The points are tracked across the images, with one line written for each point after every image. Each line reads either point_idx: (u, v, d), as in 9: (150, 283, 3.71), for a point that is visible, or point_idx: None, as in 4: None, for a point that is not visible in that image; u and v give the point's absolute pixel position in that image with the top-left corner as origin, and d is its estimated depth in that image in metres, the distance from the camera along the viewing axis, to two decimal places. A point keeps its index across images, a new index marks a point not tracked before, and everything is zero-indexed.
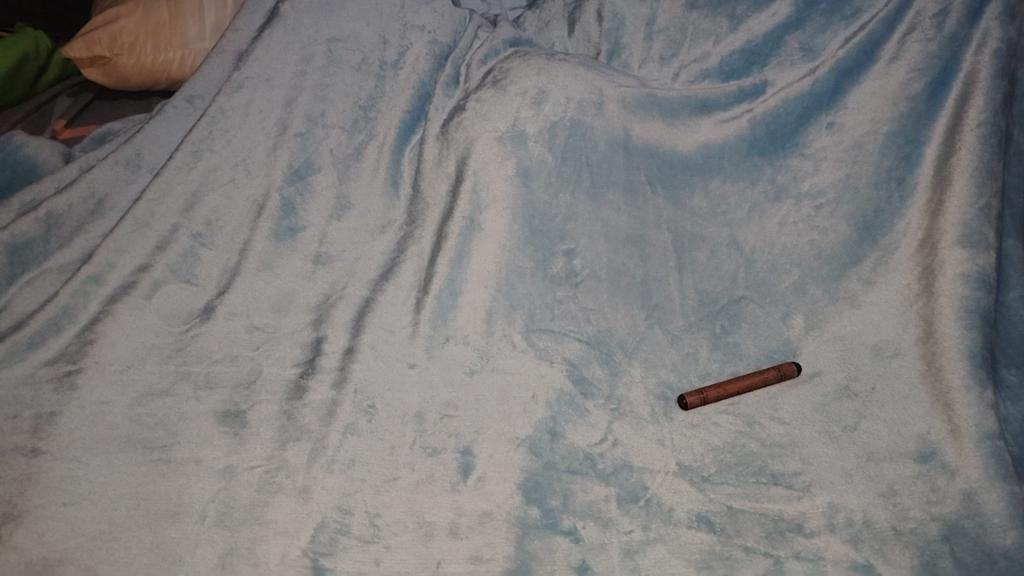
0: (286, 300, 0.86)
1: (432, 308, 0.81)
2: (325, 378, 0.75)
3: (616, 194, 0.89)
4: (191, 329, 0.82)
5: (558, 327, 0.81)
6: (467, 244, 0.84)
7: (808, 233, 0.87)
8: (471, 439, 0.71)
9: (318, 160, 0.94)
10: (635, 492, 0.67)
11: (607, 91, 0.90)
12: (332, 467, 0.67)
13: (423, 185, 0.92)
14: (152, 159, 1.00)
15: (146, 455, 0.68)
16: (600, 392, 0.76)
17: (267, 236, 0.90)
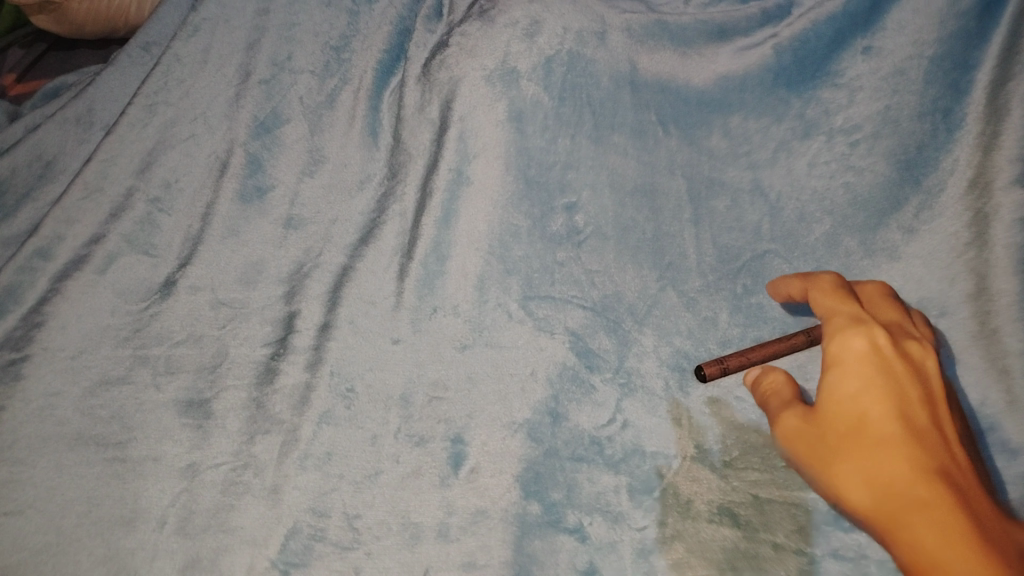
0: (254, 270, 0.77)
1: (417, 275, 0.73)
2: (297, 360, 0.68)
3: (623, 137, 0.78)
4: (150, 307, 0.73)
5: (558, 292, 0.72)
6: (454, 200, 0.75)
7: (843, 174, 0.76)
8: (463, 424, 0.63)
9: (287, 109, 0.83)
10: (649, 482, 0.59)
11: (610, 19, 0.79)
12: (306, 463, 0.60)
13: (404, 133, 0.81)
14: (106, 115, 0.90)
15: (99, 453, 0.61)
16: (608, 365, 0.67)
17: (232, 197, 0.80)
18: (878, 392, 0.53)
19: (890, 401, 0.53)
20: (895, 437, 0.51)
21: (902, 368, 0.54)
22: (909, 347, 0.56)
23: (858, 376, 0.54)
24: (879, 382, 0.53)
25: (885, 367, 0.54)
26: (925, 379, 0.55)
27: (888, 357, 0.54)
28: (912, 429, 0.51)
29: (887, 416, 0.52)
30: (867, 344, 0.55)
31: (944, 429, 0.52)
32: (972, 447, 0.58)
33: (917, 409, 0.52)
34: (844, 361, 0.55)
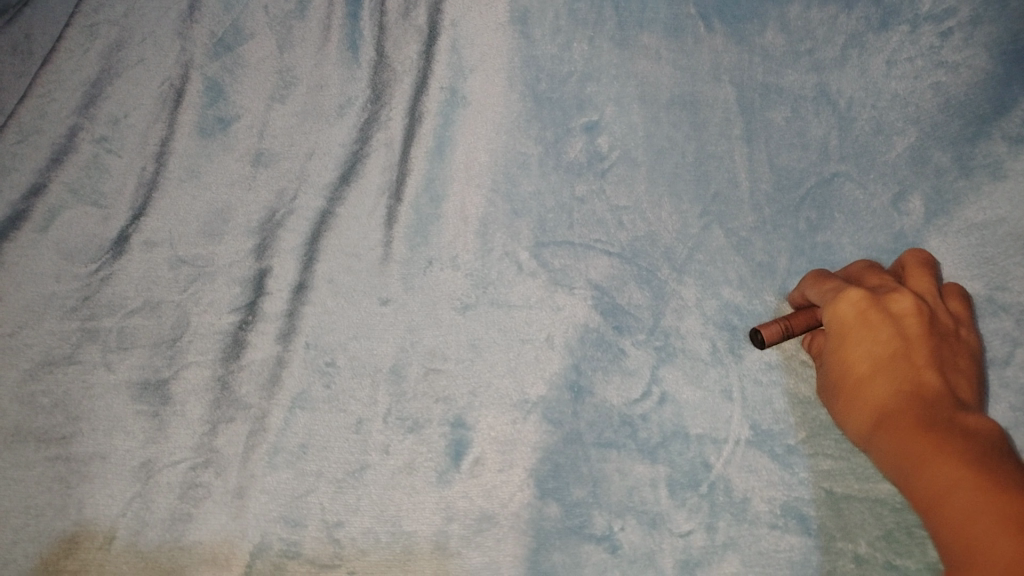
0: (220, 220, 0.64)
1: (408, 220, 0.61)
2: (269, 330, 0.57)
3: (654, 36, 0.64)
4: (101, 269, 0.62)
5: (578, 237, 0.59)
6: (450, 125, 0.64)
7: (931, 73, 0.61)
8: (465, 405, 0.52)
9: (249, 21, 0.69)
10: (694, 475, 0.48)
11: None
12: (275, 462, 0.50)
13: (389, 46, 0.66)
14: (45, 40, 0.76)
15: (39, 451, 0.52)
16: (641, 325, 0.55)
17: (190, 131, 0.67)
18: (858, 342, 0.48)
19: (868, 344, 0.47)
20: (870, 378, 0.46)
21: (881, 308, 0.48)
22: (890, 297, 0.49)
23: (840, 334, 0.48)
24: (865, 334, 0.48)
25: (862, 315, 0.48)
26: (904, 313, 0.48)
27: (870, 309, 0.48)
28: (886, 367, 0.46)
29: (865, 359, 0.47)
30: (856, 298, 0.49)
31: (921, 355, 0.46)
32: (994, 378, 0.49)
33: (890, 340, 0.47)
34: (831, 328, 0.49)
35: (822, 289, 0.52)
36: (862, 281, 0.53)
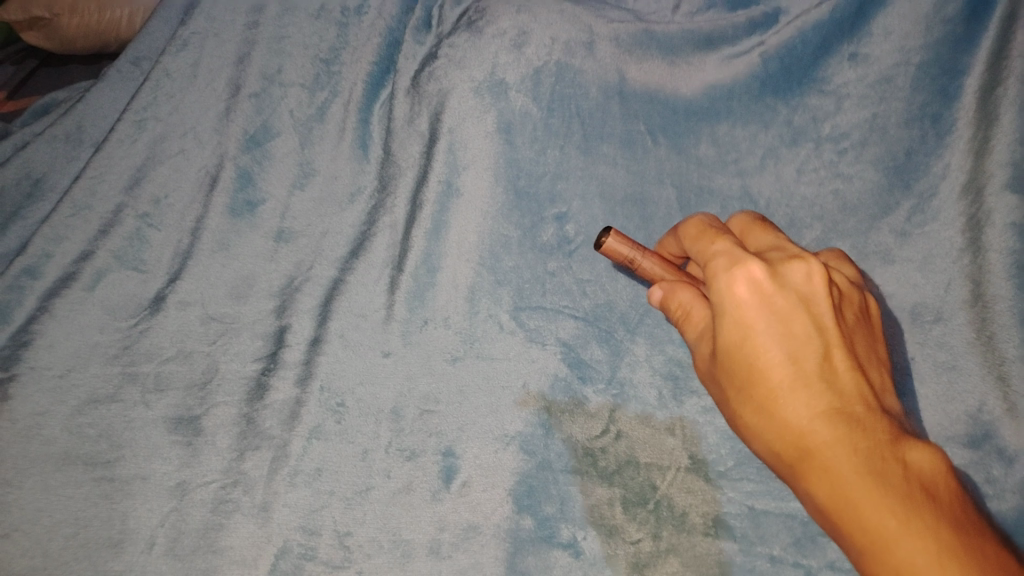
0: (245, 285, 0.75)
1: (408, 287, 0.73)
2: (289, 375, 0.67)
3: (612, 146, 0.79)
4: (140, 323, 0.72)
5: (550, 303, 0.71)
6: (445, 212, 0.76)
7: (831, 182, 0.76)
8: (454, 437, 0.62)
9: (277, 123, 0.83)
10: (643, 494, 0.59)
11: (598, 28, 0.81)
12: (296, 480, 0.60)
13: (394, 146, 0.80)
14: (95, 132, 0.89)
15: (86, 472, 0.60)
16: (600, 375, 0.66)
17: (222, 211, 0.79)
18: (763, 332, 0.49)
19: (775, 337, 0.49)
20: (789, 385, 0.49)
21: (785, 292, 0.50)
22: (789, 279, 0.51)
23: (740, 317, 0.50)
24: (772, 324, 0.49)
25: (771, 302, 0.50)
26: (809, 297, 0.50)
27: (773, 297, 0.50)
28: (803, 372, 0.49)
29: (778, 359, 0.49)
30: (755, 282, 0.50)
31: (839, 354, 0.50)
32: (880, 351, 0.54)
33: (805, 337, 0.49)
34: (730, 312, 0.50)
35: (717, 255, 0.52)
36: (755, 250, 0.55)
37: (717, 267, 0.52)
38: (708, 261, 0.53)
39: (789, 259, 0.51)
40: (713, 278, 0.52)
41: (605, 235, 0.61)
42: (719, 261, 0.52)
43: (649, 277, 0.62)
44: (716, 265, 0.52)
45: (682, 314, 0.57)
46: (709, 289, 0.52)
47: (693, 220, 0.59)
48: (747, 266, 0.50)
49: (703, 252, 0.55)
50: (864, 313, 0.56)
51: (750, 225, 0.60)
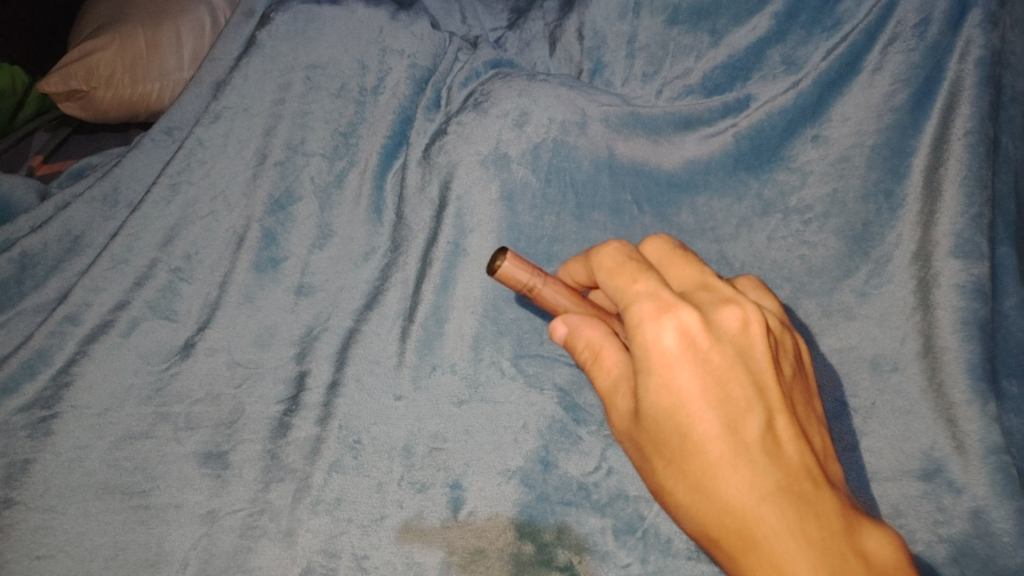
0: (268, 334, 0.82)
1: (418, 336, 0.80)
2: (309, 415, 0.74)
3: (602, 214, 0.88)
4: (170, 367, 0.79)
5: (547, 351, 0.79)
6: (452, 269, 0.83)
7: (798, 248, 0.85)
8: (461, 472, 0.69)
9: (299, 189, 0.90)
10: (632, 523, 0.65)
11: (590, 110, 0.90)
12: (317, 508, 0.66)
13: (406, 211, 0.89)
14: (130, 194, 0.96)
15: (124, 501, 0.66)
16: (593, 418, 0.73)
17: (248, 267, 0.86)
18: (697, 401, 0.51)
19: (712, 404, 0.51)
20: (730, 457, 0.49)
21: (719, 353, 0.52)
22: (721, 336, 0.52)
23: (670, 382, 0.51)
24: (705, 383, 0.51)
25: (705, 367, 0.51)
26: (741, 359, 0.52)
27: (704, 355, 0.51)
28: (741, 441, 0.50)
29: (715, 428, 0.50)
30: (685, 336, 0.51)
31: (780, 419, 0.51)
32: (813, 415, 0.57)
33: (743, 403, 0.51)
34: (656, 367, 0.52)
35: (643, 301, 0.53)
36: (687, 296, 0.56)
37: (644, 320, 0.52)
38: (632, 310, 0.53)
39: (721, 316, 0.53)
40: (637, 331, 0.52)
41: (502, 259, 0.57)
42: (647, 314, 0.52)
43: (549, 304, 0.60)
44: (644, 317, 0.52)
45: (595, 349, 0.58)
46: (635, 345, 0.53)
47: (609, 249, 0.58)
48: (677, 317, 0.51)
49: (623, 291, 0.55)
50: (795, 368, 0.59)
51: (669, 257, 0.60)
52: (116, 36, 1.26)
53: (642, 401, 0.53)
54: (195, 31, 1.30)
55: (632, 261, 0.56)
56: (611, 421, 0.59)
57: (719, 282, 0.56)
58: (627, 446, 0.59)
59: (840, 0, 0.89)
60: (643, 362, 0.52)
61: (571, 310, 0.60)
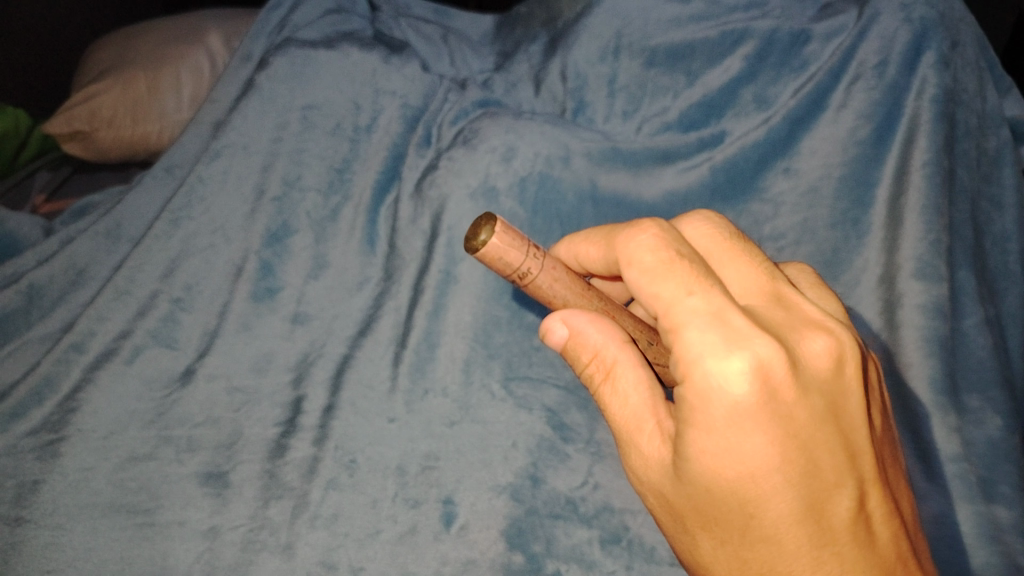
0: (266, 360, 0.85)
1: (411, 360, 0.83)
2: (306, 436, 0.77)
3: None
4: (172, 393, 0.82)
5: (535, 373, 0.82)
6: (444, 296, 0.88)
7: None
8: (453, 488, 0.72)
9: (295, 223, 0.94)
10: (617, 533, 0.69)
11: (572, 146, 0.94)
12: (315, 523, 0.70)
13: (399, 242, 0.93)
14: (132, 230, 0.99)
15: (129, 519, 0.70)
16: (580, 436, 0.77)
17: (245, 297, 0.89)
18: (776, 468, 0.48)
19: (796, 476, 0.49)
20: (810, 542, 0.50)
21: (805, 406, 0.49)
22: (809, 401, 0.49)
23: (746, 442, 0.48)
24: (789, 462, 0.48)
25: (790, 428, 0.48)
26: (832, 428, 0.49)
27: (793, 429, 0.48)
28: (826, 519, 0.50)
29: (797, 503, 0.49)
30: (767, 402, 0.47)
31: (869, 493, 0.51)
32: (890, 448, 0.57)
33: (832, 473, 0.49)
34: (724, 439, 0.48)
35: (714, 337, 0.48)
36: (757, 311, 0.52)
37: (714, 364, 0.47)
38: (692, 344, 0.48)
39: (811, 367, 0.49)
40: (700, 374, 0.47)
41: (489, 235, 0.54)
42: (719, 356, 0.47)
43: (541, 290, 0.58)
44: (714, 360, 0.47)
45: (607, 366, 0.58)
46: (696, 392, 0.48)
47: (644, 240, 0.54)
48: (767, 379, 0.47)
49: (674, 317, 0.50)
50: (875, 408, 0.57)
51: (723, 255, 0.56)
52: (118, 79, 1.32)
53: (697, 458, 0.50)
54: (195, 74, 1.36)
55: (680, 262, 0.52)
56: (634, 455, 0.56)
57: (807, 310, 0.53)
58: (655, 494, 0.56)
59: (806, 43, 0.96)
60: (705, 426, 0.49)
61: (568, 302, 0.60)
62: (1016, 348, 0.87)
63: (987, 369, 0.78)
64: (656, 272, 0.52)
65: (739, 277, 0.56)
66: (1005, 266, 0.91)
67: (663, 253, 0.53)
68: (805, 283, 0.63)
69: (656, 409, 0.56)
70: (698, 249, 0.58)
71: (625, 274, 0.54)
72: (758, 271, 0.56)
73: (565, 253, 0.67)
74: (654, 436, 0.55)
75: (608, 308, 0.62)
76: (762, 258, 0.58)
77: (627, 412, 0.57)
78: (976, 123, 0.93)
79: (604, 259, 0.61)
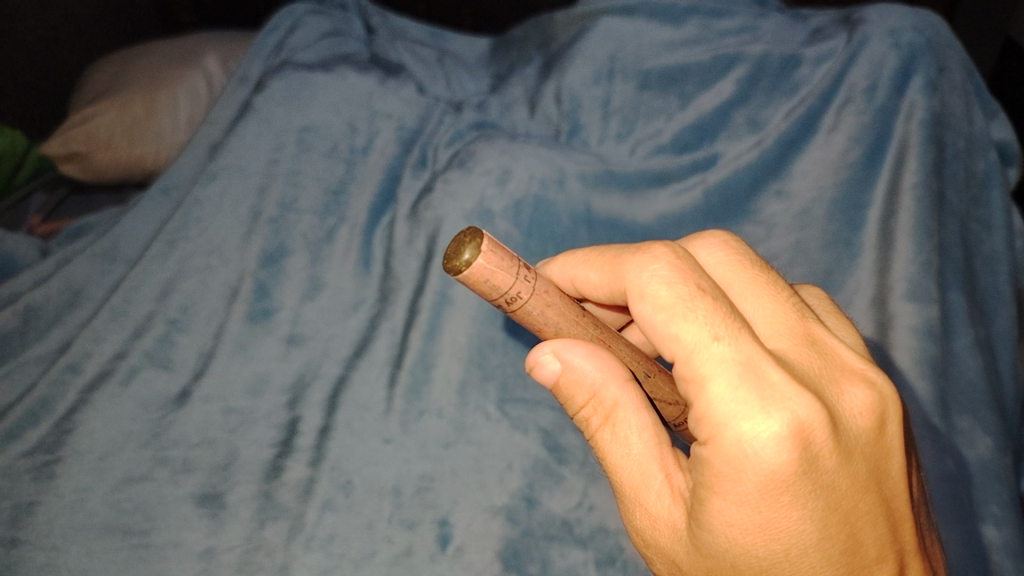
0: (261, 382, 0.85)
1: (406, 381, 0.84)
2: (302, 456, 0.77)
3: None
4: (168, 414, 0.82)
5: (531, 396, 0.82)
6: (439, 317, 0.89)
7: None
8: (448, 509, 0.72)
9: (292, 244, 0.94)
10: (612, 554, 0.69)
11: (567, 168, 0.95)
12: (311, 544, 0.70)
13: (395, 263, 0.94)
14: (129, 250, 0.99)
15: (125, 540, 0.70)
16: (576, 458, 0.77)
17: (242, 319, 0.89)
18: (814, 543, 0.49)
19: (835, 552, 0.49)
20: None
21: (847, 475, 0.49)
22: (851, 470, 0.49)
23: (781, 515, 0.48)
24: (825, 537, 0.49)
25: (831, 500, 0.48)
26: (873, 497, 0.50)
27: (835, 502, 0.49)
28: None
29: None
30: (806, 472, 0.47)
31: (908, 562, 0.52)
32: (924, 504, 0.58)
33: (873, 549, 0.50)
34: (760, 511, 0.48)
35: (749, 397, 0.47)
36: (787, 354, 0.51)
37: (749, 429, 0.46)
38: (722, 405, 0.47)
39: (855, 429, 0.49)
40: (732, 440, 0.47)
41: (474, 256, 0.54)
42: (755, 419, 0.46)
43: (531, 316, 0.58)
44: (750, 425, 0.46)
45: (606, 409, 0.57)
46: (725, 460, 0.47)
47: (662, 268, 0.53)
48: (808, 449, 0.46)
49: (696, 373, 0.48)
50: (914, 463, 0.57)
51: (745, 290, 0.56)
52: (116, 102, 1.33)
53: (724, 531, 0.49)
54: (192, 97, 1.37)
55: (704, 297, 0.51)
56: (639, 514, 0.56)
57: (846, 356, 0.52)
58: (659, 557, 0.56)
59: (797, 68, 0.98)
60: (737, 498, 0.48)
61: (561, 330, 0.59)
62: (1006, 368, 0.88)
63: (976, 392, 0.79)
64: (674, 310, 0.50)
65: (763, 314, 0.54)
66: (994, 286, 0.92)
67: (680, 287, 0.51)
68: (823, 308, 0.62)
69: (664, 462, 0.55)
70: (715, 279, 0.57)
71: (634, 307, 0.52)
72: (785, 308, 0.55)
73: (561, 276, 0.67)
74: (663, 494, 0.54)
75: (602, 335, 0.61)
76: (787, 290, 0.57)
77: (630, 464, 0.56)
78: (963, 146, 0.95)
79: (606, 288, 0.61)
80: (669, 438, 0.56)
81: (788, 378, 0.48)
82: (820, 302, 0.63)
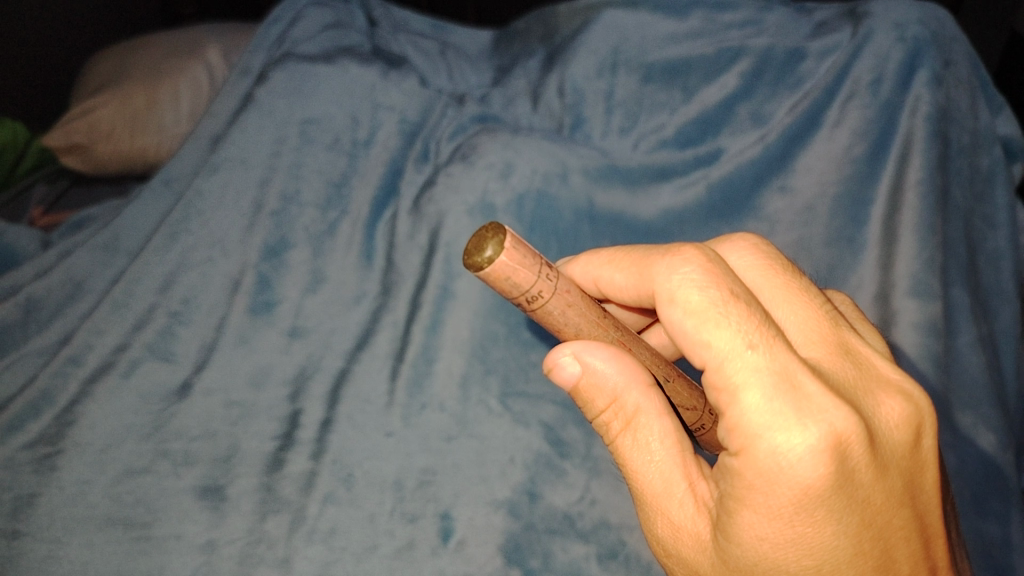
0: (263, 374, 0.85)
1: (408, 375, 0.84)
2: (303, 449, 0.77)
3: None
4: (169, 407, 0.82)
5: (533, 390, 0.82)
6: (442, 310, 0.88)
7: None
8: (450, 502, 0.72)
9: (294, 237, 0.94)
10: (614, 548, 0.70)
11: (570, 163, 0.95)
12: (312, 537, 0.70)
13: (397, 257, 0.94)
14: (130, 242, 0.99)
15: (126, 532, 0.70)
16: (578, 452, 0.77)
17: (243, 312, 0.89)
18: (848, 559, 0.49)
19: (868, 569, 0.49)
20: None
21: (882, 490, 0.49)
22: (885, 484, 0.49)
23: (815, 529, 0.48)
24: (859, 552, 0.49)
25: (865, 515, 0.48)
26: (906, 512, 0.50)
27: (870, 517, 0.49)
28: None
29: None
30: (842, 486, 0.47)
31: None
32: (951, 517, 0.58)
33: (906, 564, 0.50)
34: (794, 525, 0.48)
35: (786, 409, 0.46)
36: (820, 363, 0.51)
37: (785, 441, 0.46)
38: (758, 416, 0.47)
39: (889, 442, 0.49)
40: (766, 452, 0.46)
41: (496, 254, 0.53)
42: (791, 431, 0.46)
43: (552, 315, 0.58)
44: (785, 437, 0.46)
45: (628, 414, 0.56)
46: (758, 472, 0.47)
47: (693, 272, 0.52)
48: (844, 462, 0.46)
49: (729, 383, 0.48)
50: (943, 477, 0.57)
51: (776, 297, 0.56)
52: (117, 93, 1.33)
53: (754, 543, 0.49)
54: (194, 89, 1.37)
55: (738, 303, 0.50)
56: (661, 522, 0.56)
57: (880, 367, 0.52)
58: (681, 566, 0.56)
59: (801, 61, 0.98)
60: (770, 511, 0.48)
61: (581, 331, 0.59)
62: (1008, 365, 0.88)
63: (980, 388, 0.79)
64: (705, 317, 0.50)
65: (795, 321, 0.54)
66: (997, 283, 0.92)
67: (713, 292, 0.51)
68: (850, 315, 0.62)
69: (688, 469, 0.55)
70: (746, 283, 0.57)
71: (663, 311, 0.52)
72: (818, 316, 0.54)
73: (584, 276, 0.67)
74: (686, 502, 0.54)
75: (624, 338, 0.61)
76: (819, 298, 0.57)
77: (651, 471, 0.55)
78: (969, 141, 0.94)
79: (632, 290, 0.61)
80: (691, 445, 0.56)
81: (825, 389, 0.47)
82: (847, 308, 0.64)
